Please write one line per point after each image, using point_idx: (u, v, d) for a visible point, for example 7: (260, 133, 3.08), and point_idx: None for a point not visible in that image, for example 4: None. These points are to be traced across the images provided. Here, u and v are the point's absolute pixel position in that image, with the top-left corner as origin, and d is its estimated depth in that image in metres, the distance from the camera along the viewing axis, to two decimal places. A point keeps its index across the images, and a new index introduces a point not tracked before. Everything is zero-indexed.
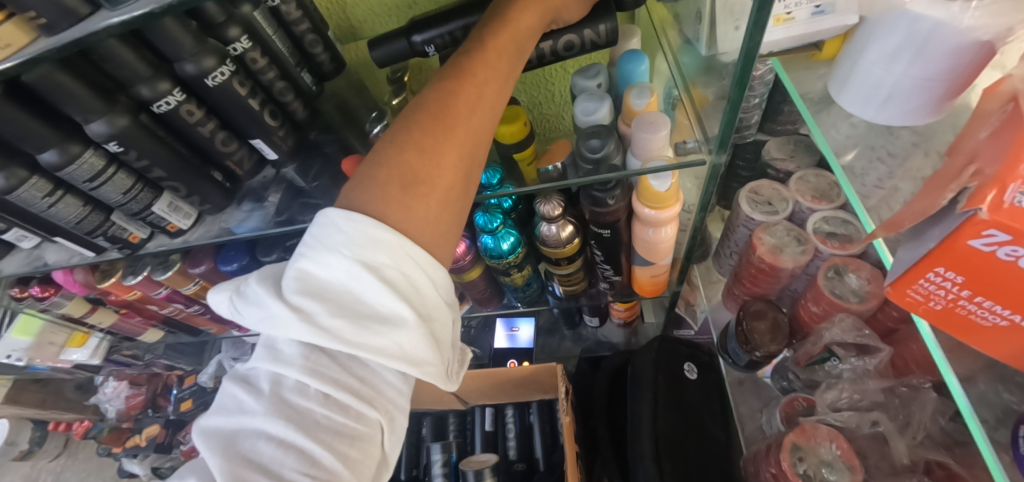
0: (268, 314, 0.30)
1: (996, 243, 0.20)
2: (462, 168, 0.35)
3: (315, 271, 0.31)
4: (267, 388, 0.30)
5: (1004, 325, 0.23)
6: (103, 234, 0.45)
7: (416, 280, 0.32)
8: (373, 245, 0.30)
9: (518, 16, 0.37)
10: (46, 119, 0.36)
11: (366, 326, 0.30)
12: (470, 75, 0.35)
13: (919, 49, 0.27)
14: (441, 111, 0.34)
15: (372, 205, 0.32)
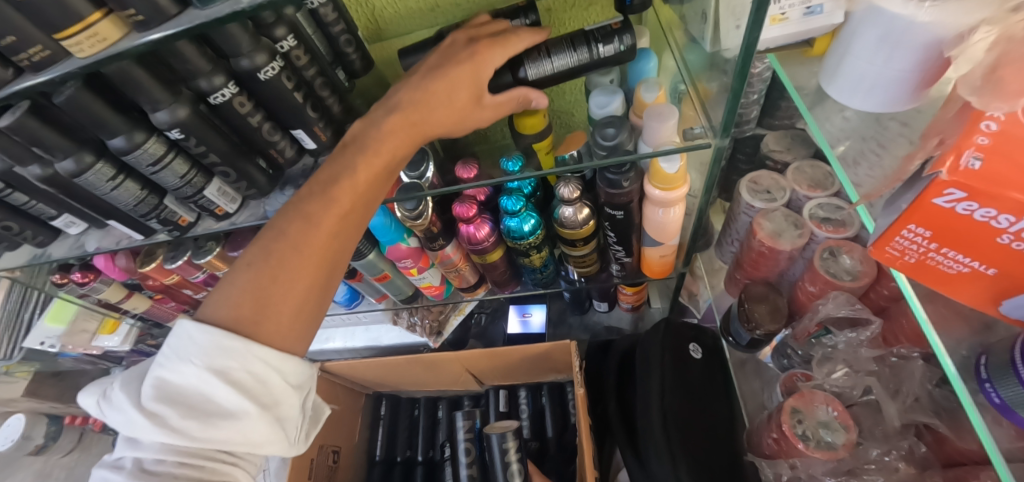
0: (126, 419, 0.37)
1: (955, 200, 0.24)
2: (315, 270, 0.42)
3: (166, 376, 0.38)
4: (131, 465, 0.37)
5: (966, 272, 0.27)
6: (156, 217, 0.49)
7: (264, 376, 0.39)
8: (222, 353, 0.37)
9: (387, 141, 0.40)
10: (118, 108, 0.40)
11: (209, 422, 0.37)
12: (331, 201, 0.41)
13: (895, 45, 0.31)
14: (290, 242, 0.41)
15: (224, 319, 0.39)
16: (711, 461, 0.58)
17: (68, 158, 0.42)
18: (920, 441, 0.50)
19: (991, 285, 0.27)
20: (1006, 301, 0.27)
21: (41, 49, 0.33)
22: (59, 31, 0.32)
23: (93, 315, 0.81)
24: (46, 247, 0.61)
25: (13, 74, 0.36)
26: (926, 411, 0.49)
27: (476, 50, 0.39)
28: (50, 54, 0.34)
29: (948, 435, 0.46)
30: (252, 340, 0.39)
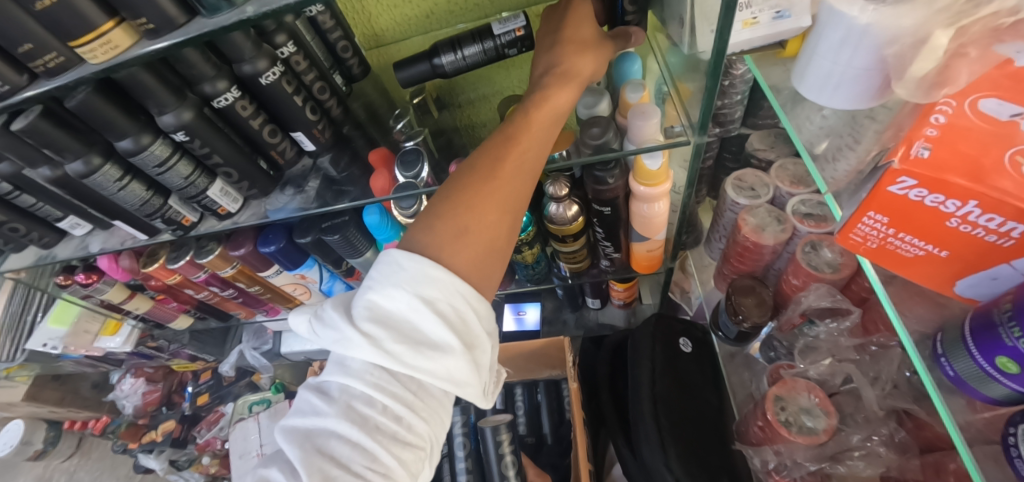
0: (341, 336, 0.37)
1: (906, 187, 0.27)
2: (503, 211, 0.42)
3: (381, 301, 0.38)
4: (337, 395, 0.37)
5: (921, 254, 0.30)
6: (161, 216, 0.51)
7: (464, 313, 0.38)
8: (429, 282, 0.37)
9: (554, 95, 0.42)
10: (126, 112, 0.42)
11: (419, 352, 0.36)
12: (516, 141, 0.42)
13: (855, 48, 0.33)
14: (488, 173, 0.41)
15: (428, 249, 0.39)
16: (700, 449, 0.60)
17: (78, 159, 0.44)
18: (900, 425, 0.51)
19: (943, 266, 0.29)
20: (958, 280, 0.29)
21: (55, 55, 0.35)
22: (74, 38, 0.34)
23: (96, 317, 0.83)
24: (51, 248, 0.63)
25: (28, 80, 0.38)
26: (905, 397, 0.50)
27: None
28: (65, 60, 0.36)
29: (926, 420, 0.48)
30: (454, 272, 0.39)
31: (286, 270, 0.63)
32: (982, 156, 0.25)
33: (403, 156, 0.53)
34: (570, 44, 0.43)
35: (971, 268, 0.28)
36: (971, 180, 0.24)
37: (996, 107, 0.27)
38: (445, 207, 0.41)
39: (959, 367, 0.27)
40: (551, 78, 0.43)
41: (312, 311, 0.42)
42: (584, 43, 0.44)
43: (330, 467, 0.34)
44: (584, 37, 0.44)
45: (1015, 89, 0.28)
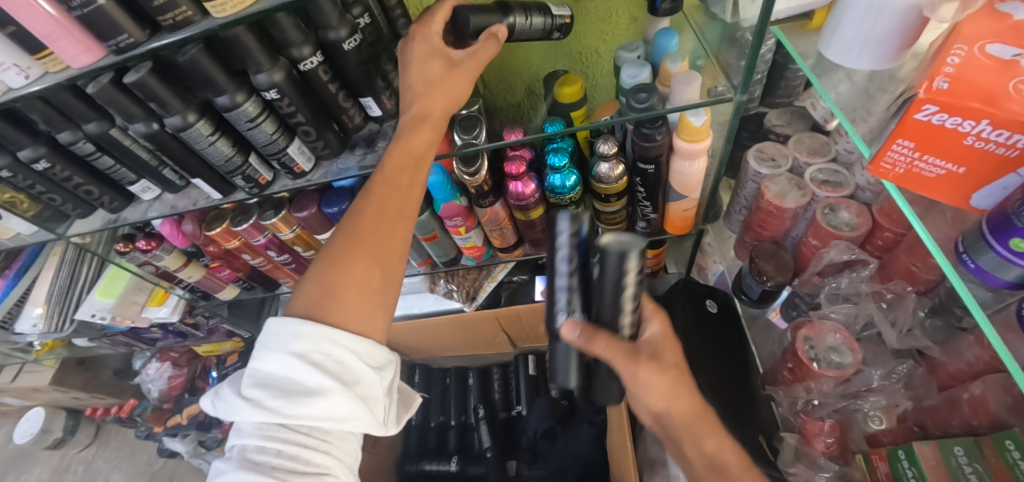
0: (230, 406, 0.44)
1: (931, 114, 0.32)
2: (373, 259, 0.48)
3: (261, 366, 0.45)
4: (234, 455, 0.43)
5: (942, 174, 0.35)
6: (241, 173, 0.56)
7: (340, 356, 0.44)
8: (299, 337, 0.44)
9: (411, 141, 0.49)
10: (225, 70, 0.46)
11: (295, 401, 0.42)
12: (378, 194, 0.49)
13: (878, 13, 0.40)
14: (356, 230, 0.49)
15: (301, 310, 0.46)
16: (730, 392, 0.66)
17: (177, 115, 0.48)
18: (916, 363, 0.57)
19: (962, 182, 0.35)
20: (974, 195, 0.35)
21: (184, 10, 0.40)
22: None
23: (142, 288, 0.86)
24: (119, 212, 0.67)
25: (148, 34, 0.43)
26: (922, 339, 0.56)
27: (421, 30, 0.49)
28: (190, 15, 0.41)
29: (941, 358, 0.54)
30: (325, 324, 0.45)
31: None
32: (996, 85, 0.31)
33: (461, 122, 0.56)
34: (424, 86, 0.49)
35: (987, 181, 0.34)
36: (989, 102, 0.30)
37: (1001, 49, 0.33)
38: (314, 271, 0.48)
39: (981, 259, 0.33)
40: (410, 120, 0.50)
41: (213, 394, 0.49)
42: (435, 79, 0.48)
43: None
44: (432, 75, 0.48)
45: (1016, 36, 0.34)
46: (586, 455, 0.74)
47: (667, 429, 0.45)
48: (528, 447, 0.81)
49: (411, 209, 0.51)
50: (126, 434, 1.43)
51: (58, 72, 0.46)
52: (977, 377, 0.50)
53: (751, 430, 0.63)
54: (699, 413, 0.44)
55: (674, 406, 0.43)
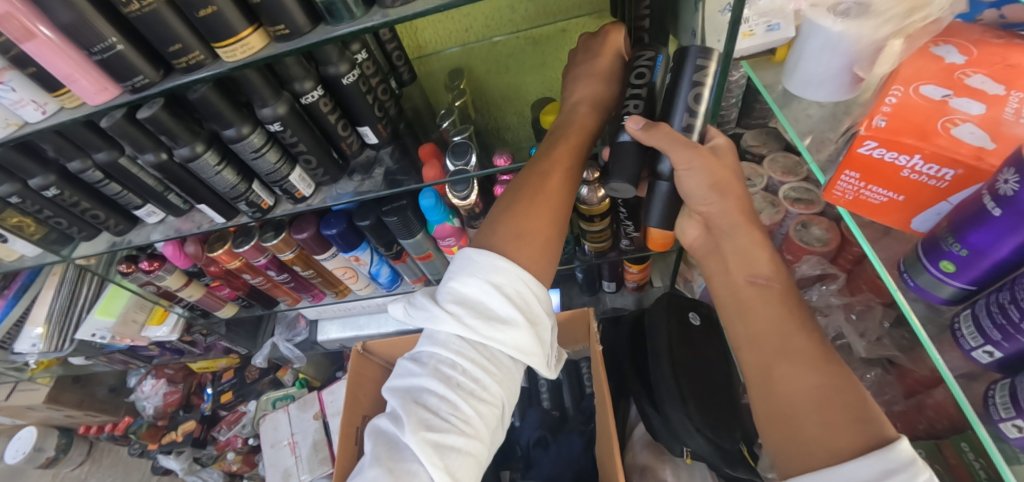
0: (431, 315, 0.46)
1: (871, 149, 0.36)
2: (553, 215, 0.52)
3: (459, 286, 0.47)
4: (426, 360, 0.46)
5: (884, 201, 0.39)
6: (244, 199, 0.59)
7: (526, 294, 0.47)
8: (497, 270, 0.46)
9: (581, 116, 0.53)
10: (232, 105, 0.50)
11: (493, 325, 0.45)
12: (557, 157, 0.52)
13: (833, 50, 0.44)
14: (540, 187, 0.52)
15: (496, 249, 0.49)
16: (713, 398, 0.68)
17: (186, 146, 0.51)
18: (886, 371, 0.60)
19: (901, 208, 0.39)
20: (914, 219, 0.39)
21: (197, 54, 0.43)
22: (219, 40, 0.42)
23: (143, 307, 0.88)
24: (124, 234, 0.69)
25: (162, 75, 0.46)
26: (888, 348, 0.59)
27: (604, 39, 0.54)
28: (203, 58, 0.44)
29: (907, 364, 0.56)
30: (516, 264, 0.48)
31: (341, 252, 0.71)
32: (924, 125, 0.35)
33: (453, 148, 0.62)
34: (586, 77, 0.54)
35: (923, 207, 0.38)
36: (919, 140, 0.34)
37: (932, 90, 0.38)
38: (503, 216, 0.51)
39: (919, 278, 0.37)
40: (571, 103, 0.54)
41: (405, 298, 0.51)
42: (598, 73, 0.53)
43: (424, 412, 0.42)
44: (597, 69, 0.53)
45: (946, 77, 0.38)
46: (577, 460, 0.76)
47: (717, 242, 0.48)
48: (522, 457, 0.83)
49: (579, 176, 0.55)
50: (120, 452, 1.43)
51: (74, 108, 0.49)
52: (939, 383, 0.52)
53: (734, 436, 0.66)
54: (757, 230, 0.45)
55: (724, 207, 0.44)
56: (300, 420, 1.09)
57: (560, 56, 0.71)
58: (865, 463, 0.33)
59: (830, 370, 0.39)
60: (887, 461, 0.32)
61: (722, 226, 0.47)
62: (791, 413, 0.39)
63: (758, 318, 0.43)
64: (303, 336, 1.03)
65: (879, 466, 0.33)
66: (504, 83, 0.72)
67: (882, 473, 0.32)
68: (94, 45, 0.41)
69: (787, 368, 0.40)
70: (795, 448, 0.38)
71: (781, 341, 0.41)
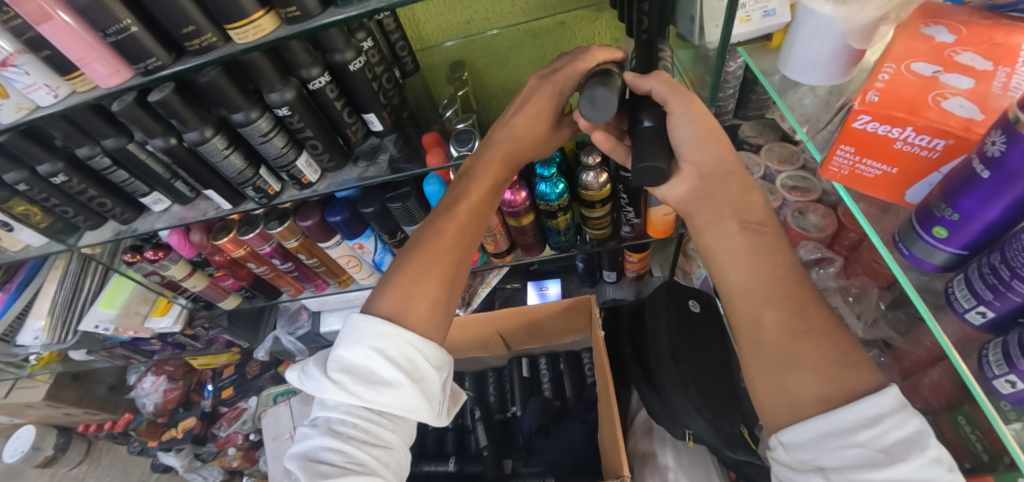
0: (317, 382, 0.48)
1: (866, 123, 0.37)
2: (442, 275, 0.53)
3: (344, 353, 0.48)
4: (320, 420, 0.48)
5: (879, 174, 0.41)
6: (251, 185, 0.60)
7: (411, 355, 0.48)
8: (380, 335, 0.48)
9: (486, 168, 0.57)
10: (241, 89, 0.51)
11: (372, 389, 0.46)
12: (451, 212, 0.56)
13: (826, 34, 0.46)
14: (429, 246, 0.54)
15: (386, 312, 0.50)
16: (713, 382, 0.69)
17: (195, 130, 0.52)
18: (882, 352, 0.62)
19: (895, 181, 0.40)
20: (907, 192, 0.40)
21: (209, 36, 0.44)
22: (231, 23, 0.43)
23: (146, 298, 0.89)
24: (129, 223, 0.70)
25: (173, 58, 0.47)
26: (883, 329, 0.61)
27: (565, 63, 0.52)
28: (215, 41, 0.45)
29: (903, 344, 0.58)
30: (402, 326, 0.49)
31: (345, 240, 0.72)
32: (915, 99, 0.36)
33: (456, 135, 0.63)
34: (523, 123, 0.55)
35: (916, 179, 0.39)
36: (912, 112, 0.35)
37: (923, 67, 0.39)
38: (395, 276, 0.53)
39: (914, 247, 0.38)
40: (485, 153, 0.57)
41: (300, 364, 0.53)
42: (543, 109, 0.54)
43: (317, 467, 0.45)
44: (544, 106, 0.54)
45: (936, 55, 0.40)
46: (579, 448, 0.77)
47: (707, 191, 0.46)
48: (524, 446, 0.84)
49: (480, 231, 0.57)
50: (118, 452, 1.43)
51: (85, 92, 0.50)
52: (933, 361, 0.53)
53: (734, 420, 0.67)
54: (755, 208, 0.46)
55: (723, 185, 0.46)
56: (302, 414, 1.09)
57: (559, 46, 0.75)
58: (858, 408, 0.33)
59: (826, 329, 0.38)
60: (879, 406, 0.33)
61: (716, 175, 0.46)
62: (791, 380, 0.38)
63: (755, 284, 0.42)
64: (305, 329, 1.03)
65: (871, 412, 0.33)
66: (503, 75, 0.77)
67: (871, 419, 0.33)
68: (109, 27, 0.42)
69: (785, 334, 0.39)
70: (786, 410, 0.37)
71: (767, 303, 0.41)
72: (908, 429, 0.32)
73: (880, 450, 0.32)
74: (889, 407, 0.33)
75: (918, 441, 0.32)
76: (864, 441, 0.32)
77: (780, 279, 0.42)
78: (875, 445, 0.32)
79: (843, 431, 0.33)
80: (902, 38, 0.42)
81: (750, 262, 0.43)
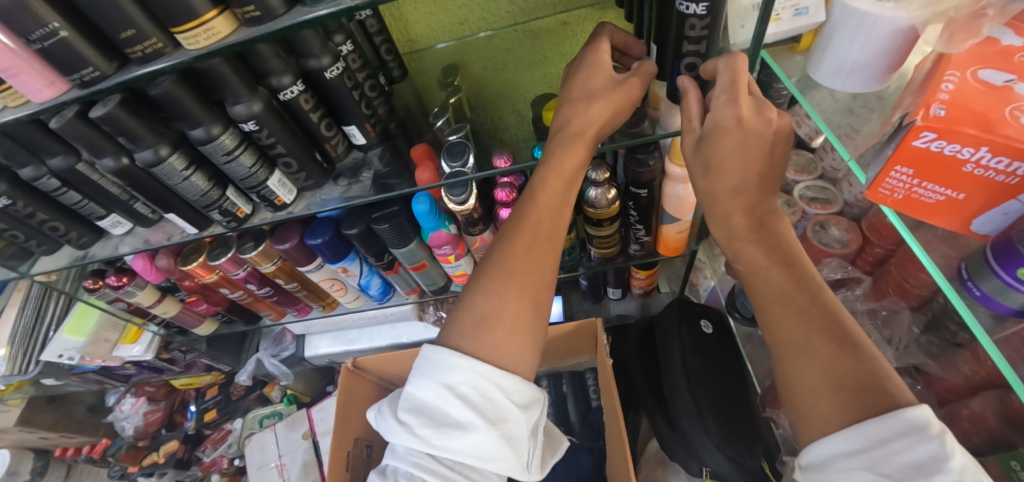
0: (388, 425, 0.44)
1: (929, 141, 0.31)
2: (522, 288, 0.46)
3: (415, 391, 0.44)
4: (389, 474, 0.43)
5: (941, 199, 0.35)
6: (218, 207, 0.53)
7: (487, 392, 0.42)
8: (450, 369, 0.42)
9: (562, 161, 0.47)
10: (200, 102, 0.44)
11: (446, 434, 0.41)
12: (528, 219, 0.48)
13: (866, 37, 0.40)
14: (506, 257, 0.47)
15: (456, 341, 0.44)
16: (730, 413, 0.63)
17: (149, 149, 0.46)
18: (913, 380, 0.58)
19: (961, 208, 0.35)
20: (974, 220, 0.35)
21: (154, 41, 0.38)
22: (179, 25, 0.37)
23: (115, 325, 0.82)
24: (88, 248, 0.63)
25: (117, 67, 0.40)
26: (918, 355, 0.56)
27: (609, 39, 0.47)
28: (162, 47, 0.39)
29: (939, 373, 0.54)
30: (474, 357, 0.43)
31: (327, 263, 0.66)
32: (989, 112, 0.31)
33: (448, 148, 0.56)
34: (583, 101, 0.46)
35: (985, 207, 0.34)
36: (986, 129, 0.30)
37: (992, 74, 0.33)
38: (469, 296, 0.47)
39: (984, 285, 0.34)
40: (560, 142, 0.47)
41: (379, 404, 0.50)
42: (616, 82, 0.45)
43: None
44: (597, 86, 0.45)
45: (1004, 60, 0.34)
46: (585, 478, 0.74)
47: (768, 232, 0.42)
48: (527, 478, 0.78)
49: (562, 234, 0.49)
50: (100, 474, 1.36)
51: (18, 107, 0.44)
52: (974, 392, 0.50)
53: (755, 452, 0.61)
54: (777, 244, 0.42)
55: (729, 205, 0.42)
56: (288, 440, 1.03)
57: (560, 49, 0.67)
58: (861, 431, 0.32)
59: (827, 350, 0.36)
60: (886, 428, 0.31)
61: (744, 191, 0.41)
62: (817, 414, 0.35)
63: (767, 319, 0.41)
64: (290, 351, 0.97)
65: (875, 430, 0.32)
66: (500, 79, 0.68)
67: (878, 439, 0.32)
68: (33, 32, 0.35)
69: (791, 362, 0.38)
70: (819, 426, 0.35)
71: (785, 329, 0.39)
72: (922, 452, 0.30)
73: (882, 473, 0.31)
74: (900, 428, 0.31)
75: (929, 465, 0.29)
76: (868, 464, 0.31)
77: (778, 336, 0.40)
78: (879, 467, 0.31)
79: (848, 452, 0.33)
80: (948, 33, 0.36)
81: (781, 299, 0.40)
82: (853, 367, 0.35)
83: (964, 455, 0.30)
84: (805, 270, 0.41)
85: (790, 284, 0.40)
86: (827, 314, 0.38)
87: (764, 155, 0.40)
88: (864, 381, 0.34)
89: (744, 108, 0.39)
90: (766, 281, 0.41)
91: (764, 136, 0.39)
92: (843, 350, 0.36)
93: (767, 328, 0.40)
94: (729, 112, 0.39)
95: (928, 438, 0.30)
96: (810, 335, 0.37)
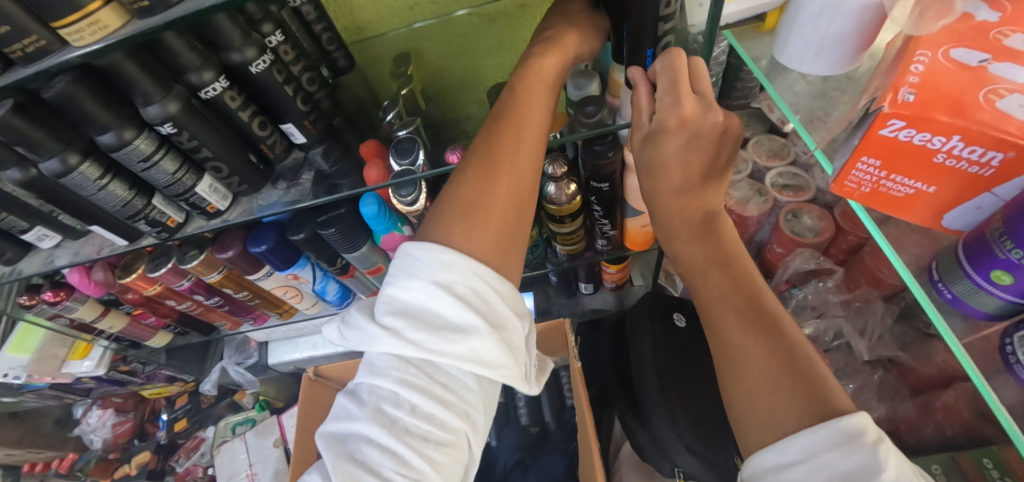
0: (366, 334, 0.37)
1: (896, 129, 0.29)
2: (513, 186, 0.42)
3: (399, 292, 0.38)
4: (367, 397, 0.36)
5: (911, 193, 0.33)
6: (144, 218, 0.49)
7: (484, 293, 0.37)
8: (445, 266, 0.37)
9: (542, 61, 0.45)
10: (108, 105, 0.40)
11: (441, 337, 0.35)
12: (514, 114, 0.43)
13: (833, 15, 0.36)
14: (494, 150, 0.42)
15: (442, 236, 0.39)
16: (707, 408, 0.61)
17: (54, 158, 0.41)
18: (887, 371, 0.57)
19: (933, 201, 0.32)
20: (946, 215, 0.33)
21: (35, 39, 0.33)
22: (58, 19, 0.32)
23: (63, 340, 0.78)
24: (14, 264, 0.57)
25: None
26: (890, 346, 0.55)
27: None
28: (46, 44, 0.34)
29: (911, 363, 0.53)
30: (468, 253, 0.38)
31: (276, 271, 0.62)
32: (962, 96, 0.28)
33: (397, 145, 0.52)
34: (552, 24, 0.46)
35: (958, 200, 0.31)
36: (958, 115, 0.27)
37: (965, 54, 0.30)
38: (452, 193, 0.42)
39: (955, 287, 0.32)
40: (538, 50, 0.45)
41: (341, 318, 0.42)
42: None
43: (361, 472, 0.33)
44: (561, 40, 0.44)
45: (979, 38, 0.31)
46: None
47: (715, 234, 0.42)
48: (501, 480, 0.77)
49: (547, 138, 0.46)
50: None
51: None
52: (947, 382, 0.49)
53: (728, 451, 0.58)
54: (724, 252, 0.41)
55: (679, 203, 0.42)
56: (260, 448, 1.01)
57: (519, 34, 0.63)
58: (792, 442, 0.30)
59: (758, 355, 0.35)
60: (815, 439, 0.29)
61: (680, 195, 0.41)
62: (756, 421, 0.33)
63: (712, 322, 0.39)
64: (254, 359, 0.94)
65: (808, 441, 0.29)
66: (460, 67, 0.64)
67: (810, 450, 0.29)
68: None
69: (733, 365, 0.36)
70: (760, 432, 0.33)
71: (731, 331, 0.37)
72: (853, 462, 0.27)
73: None
74: (832, 437, 0.29)
75: (860, 477, 0.27)
76: (799, 477, 0.29)
77: (723, 340, 0.37)
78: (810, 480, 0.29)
79: (781, 465, 0.30)
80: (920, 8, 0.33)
81: (728, 298, 0.38)
82: (788, 372, 0.33)
83: (899, 464, 0.27)
84: (744, 269, 0.39)
85: (728, 284, 0.39)
86: (763, 316, 0.36)
87: (709, 158, 0.40)
88: (798, 389, 0.32)
89: (688, 107, 0.38)
90: (706, 283, 0.41)
91: (709, 138, 0.39)
92: (781, 356, 0.34)
93: (710, 330, 0.39)
94: (673, 113, 0.38)
95: (860, 448, 0.27)
96: (748, 338, 0.36)
